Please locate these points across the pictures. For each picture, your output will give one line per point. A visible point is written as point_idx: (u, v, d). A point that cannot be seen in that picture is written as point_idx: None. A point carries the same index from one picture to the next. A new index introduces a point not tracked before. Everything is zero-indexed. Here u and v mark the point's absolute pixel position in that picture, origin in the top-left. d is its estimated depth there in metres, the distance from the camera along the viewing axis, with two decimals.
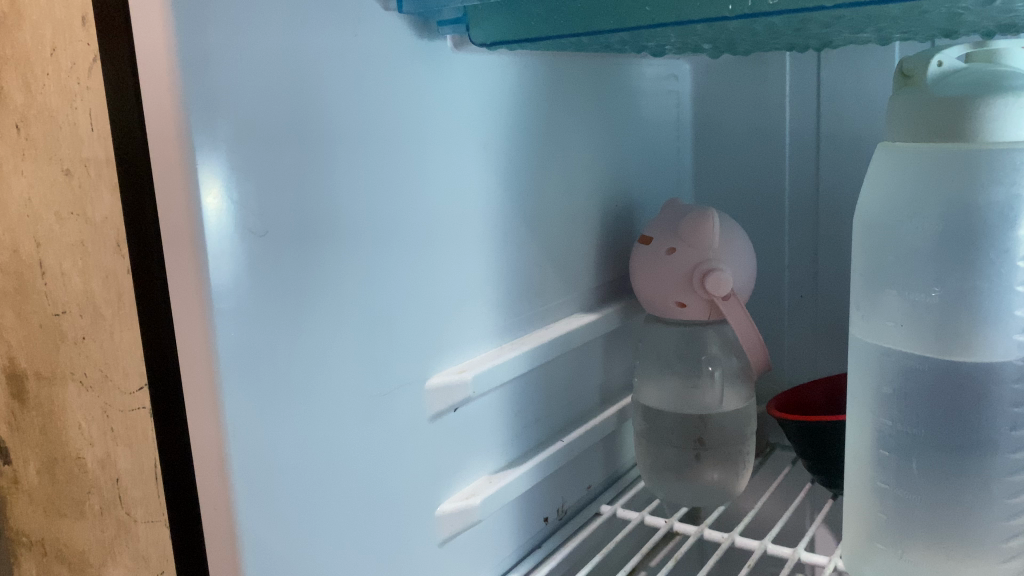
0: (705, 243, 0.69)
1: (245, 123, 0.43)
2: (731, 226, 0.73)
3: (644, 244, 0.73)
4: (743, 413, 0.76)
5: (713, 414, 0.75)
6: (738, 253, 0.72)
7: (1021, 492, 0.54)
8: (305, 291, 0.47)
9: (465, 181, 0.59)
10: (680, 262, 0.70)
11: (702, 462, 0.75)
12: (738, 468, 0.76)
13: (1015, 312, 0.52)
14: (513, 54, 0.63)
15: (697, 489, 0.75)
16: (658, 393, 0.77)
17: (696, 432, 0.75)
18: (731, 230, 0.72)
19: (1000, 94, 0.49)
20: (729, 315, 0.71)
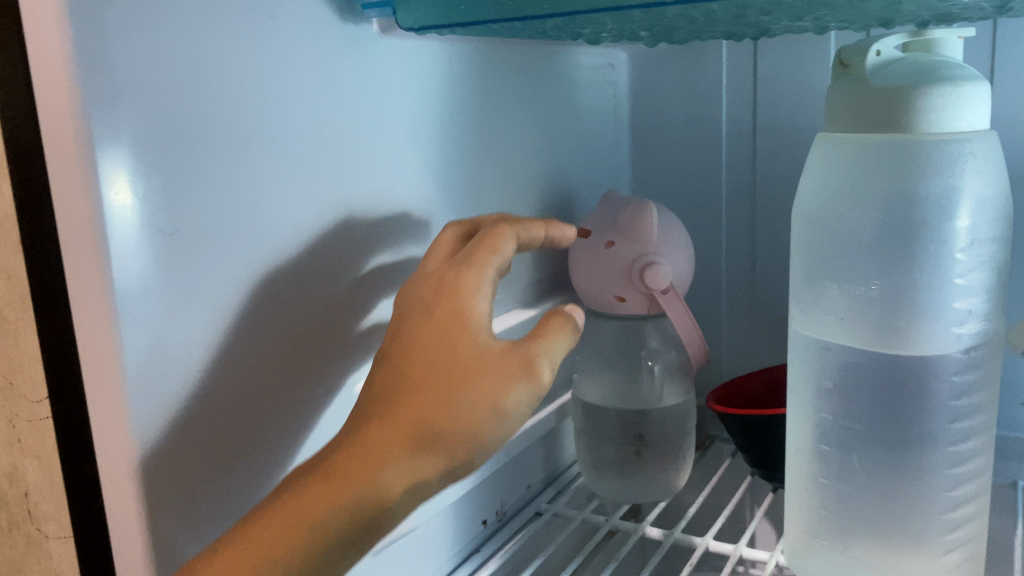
0: (644, 236, 0.68)
1: (151, 112, 0.39)
2: (668, 218, 0.72)
3: (582, 238, 0.71)
4: (682, 407, 0.75)
5: (654, 408, 0.74)
6: (676, 245, 0.71)
7: (961, 484, 0.55)
8: (220, 293, 0.44)
9: (396, 175, 0.56)
10: (619, 257, 0.69)
11: (643, 459, 0.74)
12: (678, 463, 0.75)
13: (954, 305, 0.52)
14: (446, 41, 0.60)
15: (639, 486, 0.74)
16: (598, 389, 0.75)
17: (637, 428, 0.74)
18: (669, 223, 0.71)
19: (938, 83, 0.48)
20: (668, 309, 0.69)
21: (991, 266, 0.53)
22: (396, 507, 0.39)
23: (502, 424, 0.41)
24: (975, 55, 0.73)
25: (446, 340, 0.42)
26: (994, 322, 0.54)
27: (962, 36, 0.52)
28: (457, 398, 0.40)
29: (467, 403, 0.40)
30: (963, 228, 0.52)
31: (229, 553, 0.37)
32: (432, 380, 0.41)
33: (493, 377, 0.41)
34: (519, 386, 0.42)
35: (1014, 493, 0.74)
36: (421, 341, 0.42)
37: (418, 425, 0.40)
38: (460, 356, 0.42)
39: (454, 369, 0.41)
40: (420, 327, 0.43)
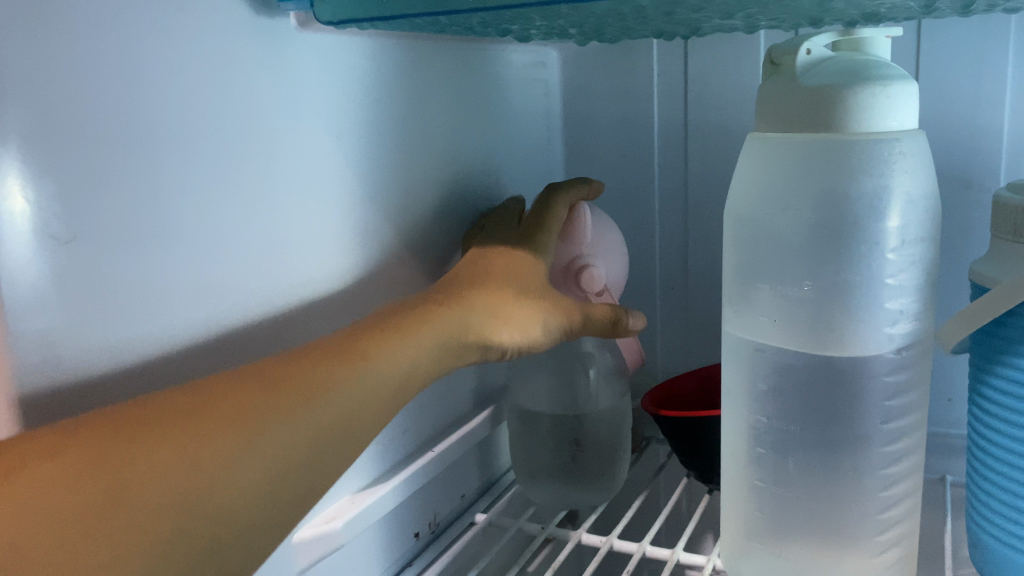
0: (580, 238, 0.67)
1: (42, 113, 0.36)
2: (598, 214, 0.70)
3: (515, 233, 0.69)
4: (618, 410, 0.74)
5: (591, 411, 0.73)
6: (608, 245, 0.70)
7: (894, 484, 0.55)
8: (127, 304, 0.41)
9: (317, 177, 0.54)
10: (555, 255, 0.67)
11: (579, 463, 0.72)
12: (614, 467, 0.74)
13: (886, 305, 0.52)
14: (369, 37, 0.58)
15: (575, 490, 0.73)
16: (536, 390, 0.73)
17: (572, 434, 0.72)
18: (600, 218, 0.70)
19: (867, 83, 0.48)
20: None
21: (922, 266, 0.53)
22: (467, 350, 0.54)
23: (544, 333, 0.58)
24: (899, 55, 0.73)
25: (518, 270, 0.59)
26: (924, 322, 0.54)
27: (889, 35, 0.52)
28: (524, 304, 0.57)
29: (524, 305, 0.57)
30: (894, 228, 0.51)
31: (371, 337, 0.48)
32: (506, 288, 0.58)
33: (545, 301, 0.58)
34: (559, 315, 0.59)
35: (942, 487, 0.75)
36: (501, 257, 0.60)
37: (498, 307, 0.56)
38: (527, 278, 0.59)
39: (524, 286, 0.58)
40: (501, 257, 0.60)
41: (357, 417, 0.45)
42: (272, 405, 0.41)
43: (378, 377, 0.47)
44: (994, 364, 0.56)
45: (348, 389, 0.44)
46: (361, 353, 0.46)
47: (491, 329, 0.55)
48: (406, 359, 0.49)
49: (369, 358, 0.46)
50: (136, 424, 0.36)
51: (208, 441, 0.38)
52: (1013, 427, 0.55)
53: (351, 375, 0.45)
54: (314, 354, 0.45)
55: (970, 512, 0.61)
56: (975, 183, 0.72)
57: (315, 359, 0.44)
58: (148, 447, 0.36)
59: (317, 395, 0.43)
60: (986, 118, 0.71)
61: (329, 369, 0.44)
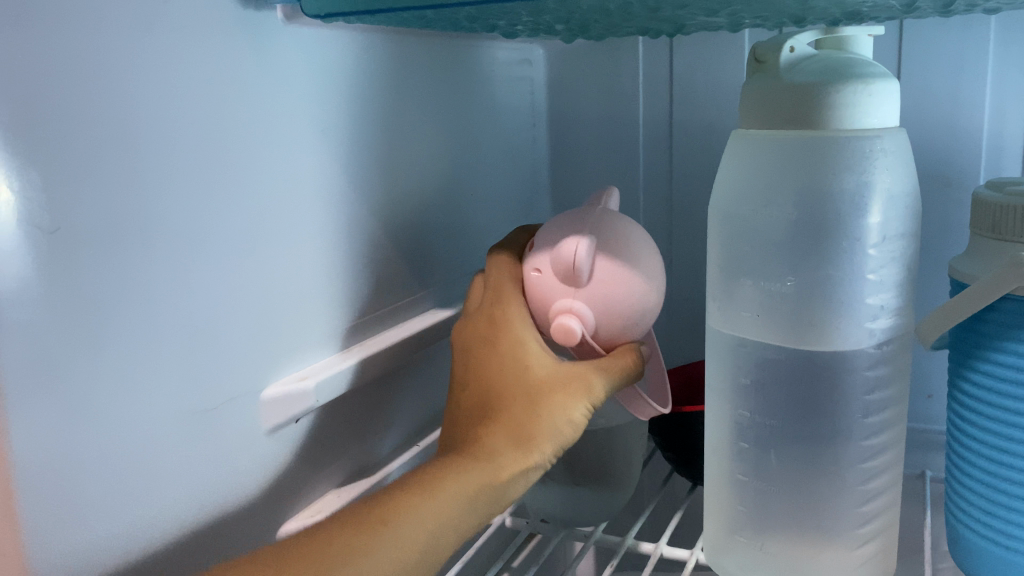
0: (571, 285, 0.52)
1: (25, 102, 0.36)
2: (627, 243, 0.54)
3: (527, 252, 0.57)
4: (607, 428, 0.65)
5: (599, 428, 0.64)
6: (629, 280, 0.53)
7: (874, 477, 0.56)
8: (109, 298, 0.41)
9: (301, 171, 0.54)
10: (545, 287, 0.54)
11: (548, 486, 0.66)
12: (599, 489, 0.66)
13: (867, 301, 0.53)
14: (354, 32, 0.58)
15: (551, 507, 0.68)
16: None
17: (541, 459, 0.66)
18: (623, 246, 0.54)
19: (849, 80, 0.48)
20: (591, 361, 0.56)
21: (901, 262, 0.53)
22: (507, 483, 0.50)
23: (570, 430, 0.53)
24: (881, 55, 0.74)
25: (520, 369, 0.53)
26: (904, 317, 0.54)
27: (871, 35, 0.53)
28: (540, 407, 0.52)
29: (552, 409, 0.52)
30: (875, 225, 0.52)
31: (390, 499, 0.46)
32: (516, 402, 0.52)
33: (564, 394, 0.53)
34: (582, 406, 0.53)
35: (921, 482, 0.76)
36: (498, 359, 0.54)
37: (516, 426, 0.52)
38: (534, 377, 0.53)
39: (532, 390, 0.52)
40: (494, 356, 0.54)
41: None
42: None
43: (407, 540, 0.44)
44: (974, 359, 0.56)
45: (373, 562, 0.42)
46: (386, 518, 0.45)
47: (519, 446, 0.51)
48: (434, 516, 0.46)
49: (398, 524, 0.45)
50: None
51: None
52: (992, 421, 0.56)
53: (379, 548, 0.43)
54: (335, 529, 0.43)
55: (949, 505, 0.62)
56: (954, 182, 0.73)
57: (339, 533, 0.43)
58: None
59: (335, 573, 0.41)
60: (966, 117, 0.71)
61: (349, 542, 0.43)
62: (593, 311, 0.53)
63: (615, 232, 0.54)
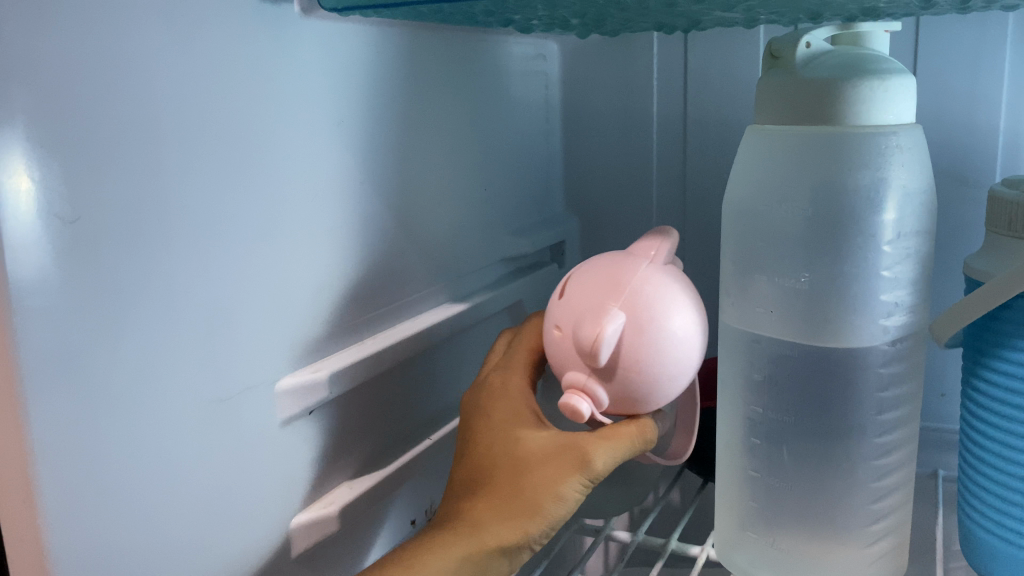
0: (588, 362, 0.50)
1: (47, 92, 0.37)
2: (667, 319, 0.50)
3: (556, 295, 0.55)
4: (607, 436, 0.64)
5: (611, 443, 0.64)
6: (657, 365, 0.50)
7: (886, 475, 0.56)
8: (127, 289, 0.41)
9: (317, 164, 0.54)
10: (563, 351, 0.52)
11: None
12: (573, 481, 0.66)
13: (881, 297, 0.52)
14: (371, 26, 0.58)
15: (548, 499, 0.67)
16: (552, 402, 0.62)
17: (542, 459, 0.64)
18: (661, 321, 0.50)
19: (866, 77, 0.48)
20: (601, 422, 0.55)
21: (917, 259, 0.53)
22: (493, 558, 0.49)
23: (565, 506, 0.51)
24: (898, 53, 0.74)
25: (510, 441, 0.53)
26: (919, 314, 0.54)
27: (888, 31, 0.52)
28: (529, 481, 0.51)
29: (543, 483, 0.50)
30: (890, 221, 0.52)
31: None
32: (505, 477, 0.51)
33: (555, 468, 0.51)
34: (576, 481, 0.51)
35: (934, 481, 0.76)
36: (487, 434, 0.54)
37: (505, 500, 0.51)
38: (523, 449, 0.52)
39: (521, 462, 0.52)
40: (486, 431, 0.55)
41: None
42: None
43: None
44: (988, 358, 0.56)
45: None
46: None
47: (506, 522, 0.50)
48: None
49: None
50: None
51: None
52: (1006, 420, 0.56)
53: None
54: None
55: (962, 504, 0.62)
56: (970, 180, 0.73)
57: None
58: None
59: None
60: (983, 115, 0.71)
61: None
62: (608, 392, 0.51)
63: (656, 304, 0.50)
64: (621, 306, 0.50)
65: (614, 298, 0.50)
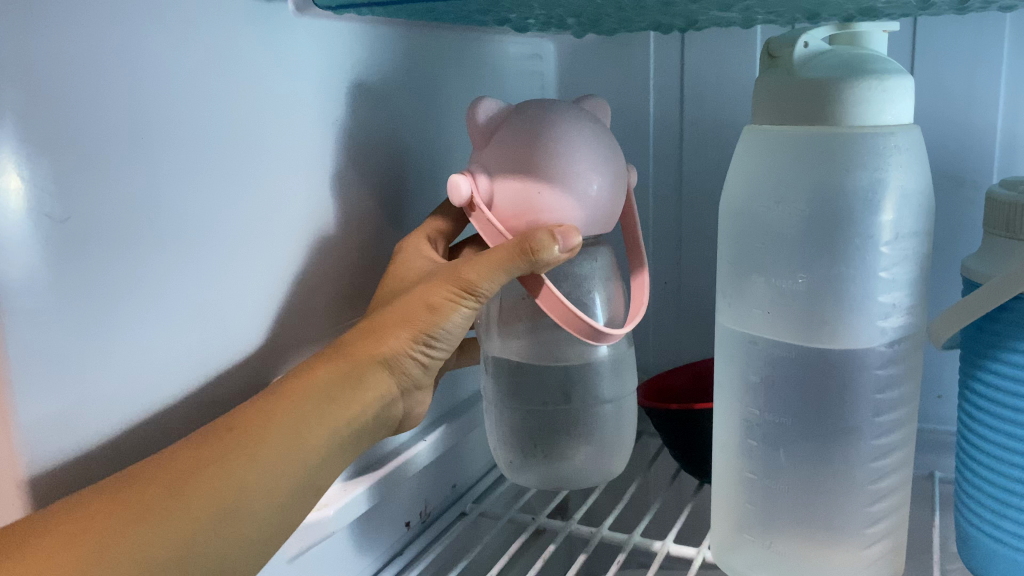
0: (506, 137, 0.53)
1: (36, 91, 0.36)
2: (556, 125, 0.52)
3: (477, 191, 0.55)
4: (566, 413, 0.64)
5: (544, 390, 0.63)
6: (533, 148, 0.51)
7: (884, 477, 0.55)
8: (115, 287, 0.41)
9: (309, 162, 0.53)
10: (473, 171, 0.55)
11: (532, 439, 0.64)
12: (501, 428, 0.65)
13: (878, 299, 0.52)
14: (365, 26, 0.58)
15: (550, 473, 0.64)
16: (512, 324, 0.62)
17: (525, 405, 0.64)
18: (542, 116, 0.53)
19: (862, 76, 0.48)
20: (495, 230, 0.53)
21: (913, 260, 0.53)
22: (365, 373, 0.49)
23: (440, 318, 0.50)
24: (894, 53, 0.74)
25: (401, 283, 0.54)
26: (915, 316, 0.54)
27: (886, 31, 0.52)
28: (402, 303, 0.51)
29: (415, 296, 0.51)
30: (887, 222, 0.52)
31: (240, 411, 0.45)
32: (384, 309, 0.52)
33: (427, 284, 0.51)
34: (444, 288, 0.50)
35: (931, 483, 0.76)
36: (392, 280, 0.55)
37: (375, 324, 0.51)
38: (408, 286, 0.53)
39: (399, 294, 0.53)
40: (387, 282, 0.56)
41: (265, 510, 0.43)
42: (153, 511, 0.39)
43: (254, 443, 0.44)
44: (986, 360, 0.56)
45: (221, 475, 0.42)
46: (229, 428, 0.44)
47: (384, 341, 0.50)
48: (284, 418, 0.45)
49: (239, 432, 0.44)
50: (66, 538, 0.37)
51: (104, 550, 0.37)
52: (1003, 422, 0.55)
53: (208, 474, 0.41)
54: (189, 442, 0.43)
55: (959, 506, 0.61)
56: (967, 181, 0.72)
57: (186, 446, 0.42)
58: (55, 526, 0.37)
59: (185, 490, 0.40)
60: (979, 115, 0.71)
61: (194, 453, 0.42)
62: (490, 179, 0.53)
63: (538, 109, 0.53)
64: (516, 111, 0.54)
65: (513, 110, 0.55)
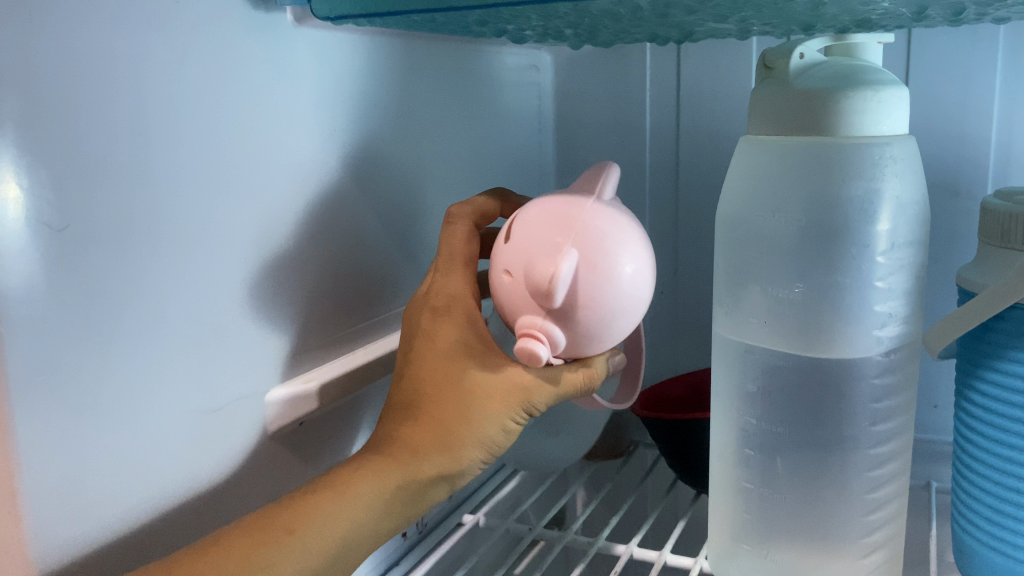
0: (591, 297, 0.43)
1: (35, 99, 0.36)
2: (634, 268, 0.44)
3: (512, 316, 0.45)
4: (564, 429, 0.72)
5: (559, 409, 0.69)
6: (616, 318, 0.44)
7: (881, 486, 0.55)
8: (114, 297, 0.41)
9: (308, 173, 0.53)
10: (515, 295, 0.44)
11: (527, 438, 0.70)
12: None
13: (875, 308, 0.52)
14: (363, 37, 0.58)
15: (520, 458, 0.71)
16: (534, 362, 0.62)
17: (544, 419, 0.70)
18: (620, 270, 0.43)
19: (859, 87, 0.48)
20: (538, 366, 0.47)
21: (910, 269, 0.53)
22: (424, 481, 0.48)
23: (505, 436, 0.48)
24: (889, 65, 0.74)
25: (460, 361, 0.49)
26: (913, 326, 0.54)
27: (881, 41, 0.52)
28: (472, 412, 0.47)
29: (486, 412, 0.47)
30: (884, 232, 0.52)
31: (303, 511, 0.44)
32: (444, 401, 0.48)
33: (498, 398, 0.47)
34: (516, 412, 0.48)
35: (927, 493, 0.76)
36: (443, 343, 0.49)
37: (443, 430, 0.48)
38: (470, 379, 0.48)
39: (463, 387, 0.48)
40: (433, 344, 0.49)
41: None
42: None
43: (311, 548, 0.43)
44: (982, 369, 0.56)
45: None
46: (292, 536, 0.43)
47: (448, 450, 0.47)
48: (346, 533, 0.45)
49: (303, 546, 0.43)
50: None
51: None
52: (999, 431, 0.55)
53: None
54: (234, 530, 0.42)
55: (955, 516, 0.61)
56: (962, 191, 0.73)
57: (247, 553, 0.41)
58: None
59: None
60: (974, 125, 0.71)
61: (256, 558, 0.42)
62: (565, 337, 0.44)
63: (609, 261, 0.43)
64: (591, 264, 0.43)
65: (562, 236, 0.43)
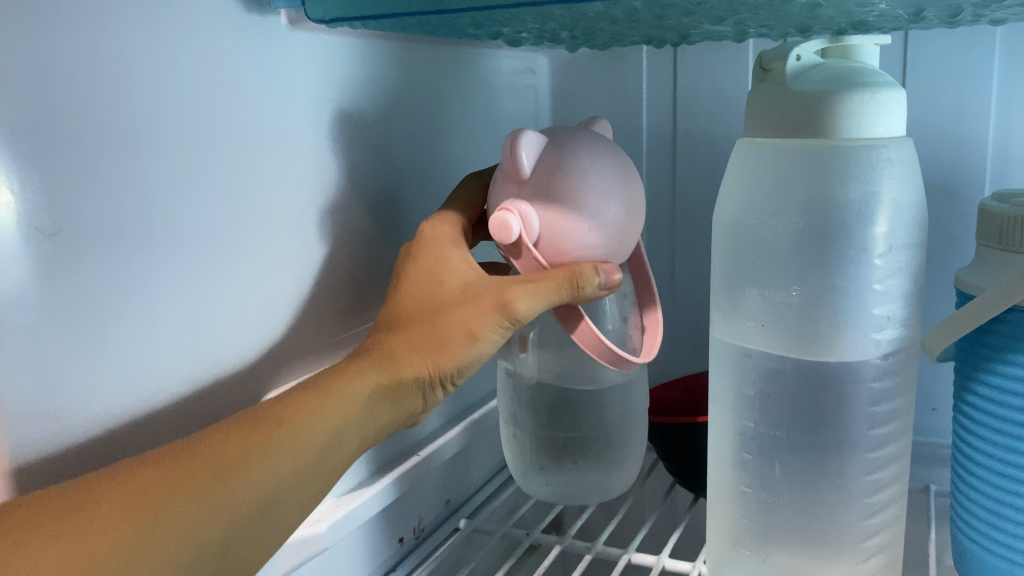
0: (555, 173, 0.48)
1: (25, 103, 0.36)
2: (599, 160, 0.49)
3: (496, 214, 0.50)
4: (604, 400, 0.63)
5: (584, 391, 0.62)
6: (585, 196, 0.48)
7: (880, 490, 0.55)
8: (106, 301, 0.40)
9: (302, 176, 0.53)
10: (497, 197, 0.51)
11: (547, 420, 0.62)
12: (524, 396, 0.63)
13: (873, 311, 0.52)
14: (358, 39, 0.58)
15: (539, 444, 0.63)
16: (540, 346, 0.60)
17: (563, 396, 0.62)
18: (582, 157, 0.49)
19: (856, 89, 0.48)
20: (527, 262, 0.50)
21: (908, 272, 0.53)
22: (404, 390, 0.47)
23: (479, 347, 0.47)
24: (885, 67, 0.74)
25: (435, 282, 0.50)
26: (910, 329, 0.54)
27: (878, 43, 0.52)
28: (446, 321, 0.48)
29: (462, 314, 0.47)
30: (881, 234, 0.52)
31: (286, 400, 0.43)
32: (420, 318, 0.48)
33: (471, 307, 0.47)
34: (491, 319, 0.47)
35: (926, 496, 0.76)
36: (420, 273, 0.50)
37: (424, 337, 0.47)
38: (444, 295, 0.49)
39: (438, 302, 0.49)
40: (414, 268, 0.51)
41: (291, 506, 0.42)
42: (174, 491, 0.37)
43: (297, 437, 0.42)
44: (980, 371, 0.56)
45: (246, 473, 0.39)
46: (269, 417, 0.42)
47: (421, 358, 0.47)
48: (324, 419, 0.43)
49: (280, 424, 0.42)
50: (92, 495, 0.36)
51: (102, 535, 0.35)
52: (998, 433, 0.55)
53: (240, 474, 0.39)
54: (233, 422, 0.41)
55: (955, 519, 0.61)
56: (959, 194, 0.73)
57: (221, 433, 0.41)
58: (105, 507, 0.35)
59: (228, 476, 0.39)
60: (971, 127, 0.71)
61: (230, 438, 0.40)
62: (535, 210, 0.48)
63: (578, 147, 0.49)
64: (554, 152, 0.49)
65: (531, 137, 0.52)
